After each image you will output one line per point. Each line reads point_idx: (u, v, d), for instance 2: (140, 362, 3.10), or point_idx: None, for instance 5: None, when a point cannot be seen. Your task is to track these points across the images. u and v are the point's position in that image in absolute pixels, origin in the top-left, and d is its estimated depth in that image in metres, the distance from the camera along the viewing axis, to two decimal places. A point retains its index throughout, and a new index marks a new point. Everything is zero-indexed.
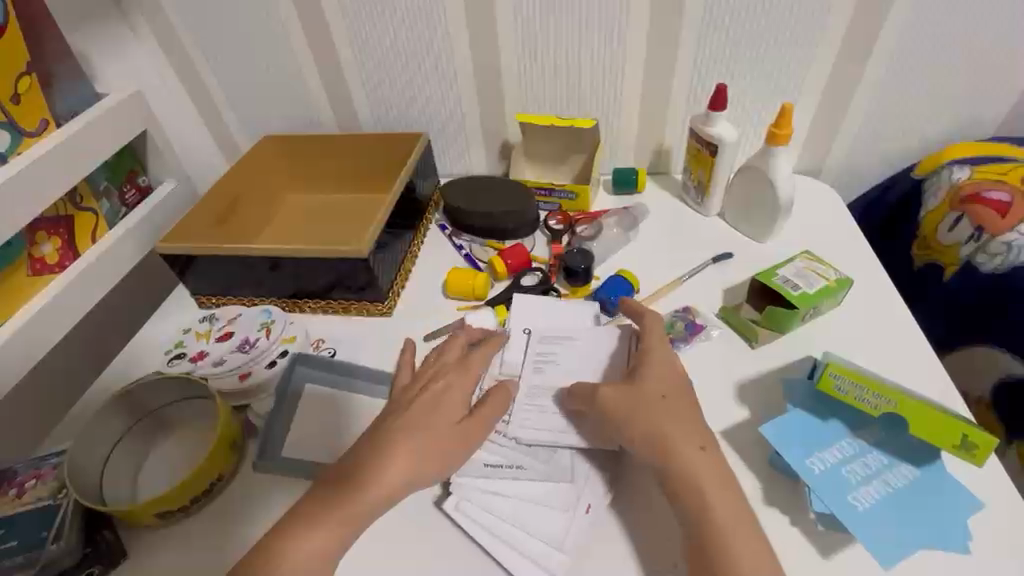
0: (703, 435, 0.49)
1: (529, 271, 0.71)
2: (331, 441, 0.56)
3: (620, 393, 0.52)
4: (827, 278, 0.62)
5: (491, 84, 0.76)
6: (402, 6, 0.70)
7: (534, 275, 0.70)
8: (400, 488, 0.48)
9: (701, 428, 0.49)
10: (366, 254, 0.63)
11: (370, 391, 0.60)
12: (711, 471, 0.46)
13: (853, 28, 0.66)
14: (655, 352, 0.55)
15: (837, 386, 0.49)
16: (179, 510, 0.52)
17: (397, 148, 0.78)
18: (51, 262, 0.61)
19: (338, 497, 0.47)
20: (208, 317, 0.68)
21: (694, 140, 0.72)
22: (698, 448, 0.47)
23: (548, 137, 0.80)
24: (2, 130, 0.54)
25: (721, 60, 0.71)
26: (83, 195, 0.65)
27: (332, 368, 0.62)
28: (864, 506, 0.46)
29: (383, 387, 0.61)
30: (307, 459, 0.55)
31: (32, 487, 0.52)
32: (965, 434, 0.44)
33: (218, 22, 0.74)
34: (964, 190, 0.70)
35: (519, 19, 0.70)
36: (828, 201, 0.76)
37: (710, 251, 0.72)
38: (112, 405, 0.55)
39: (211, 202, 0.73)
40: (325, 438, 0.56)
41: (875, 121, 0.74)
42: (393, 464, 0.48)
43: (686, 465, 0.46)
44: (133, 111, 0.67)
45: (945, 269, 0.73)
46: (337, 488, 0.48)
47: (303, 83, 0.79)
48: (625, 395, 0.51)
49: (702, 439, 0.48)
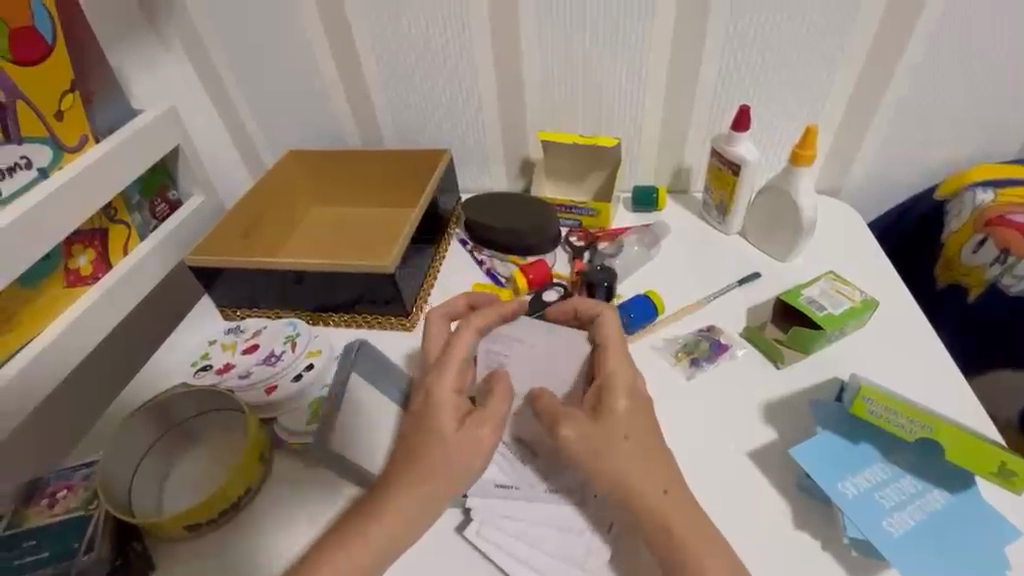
0: (668, 473, 0.48)
1: (550, 287, 0.69)
2: (357, 460, 0.54)
3: (582, 433, 0.49)
4: (853, 299, 0.62)
5: (514, 101, 0.78)
6: (427, 26, 0.72)
7: (556, 290, 0.69)
8: (412, 520, 0.47)
9: (654, 466, 0.48)
10: (393, 270, 0.64)
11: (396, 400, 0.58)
12: (683, 515, 0.46)
13: (876, 50, 0.67)
14: (613, 368, 0.51)
15: (869, 411, 0.48)
16: (207, 522, 0.52)
17: (420, 163, 0.79)
18: (85, 274, 0.63)
19: (349, 522, 0.47)
20: (234, 329, 0.69)
21: (715, 159, 0.73)
22: (662, 493, 0.47)
23: (570, 156, 0.80)
24: (44, 147, 0.56)
25: (743, 82, 0.72)
26: (116, 208, 0.67)
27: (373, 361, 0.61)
28: (898, 532, 0.45)
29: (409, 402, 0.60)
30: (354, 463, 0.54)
31: (64, 498, 0.53)
32: (1002, 461, 0.44)
33: (249, 39, 0.76)
34: (990, 212, 0.70)
35: (541, 39, 0.71)
36: (848, 219, 0.76)
37: (735, 274, 0.72)
38: (142, 417, 0.56)
39: (238, 214, 0.74)
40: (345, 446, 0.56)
41: (896, 142, 0.75)
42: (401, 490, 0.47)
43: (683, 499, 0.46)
44: (167, 127, 0.68)
45: (970, 289, 0.73)
46: (338, 529, 0.47)
47: (329, 98, 0.81)
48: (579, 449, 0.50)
49: (666, 481, 0.47)
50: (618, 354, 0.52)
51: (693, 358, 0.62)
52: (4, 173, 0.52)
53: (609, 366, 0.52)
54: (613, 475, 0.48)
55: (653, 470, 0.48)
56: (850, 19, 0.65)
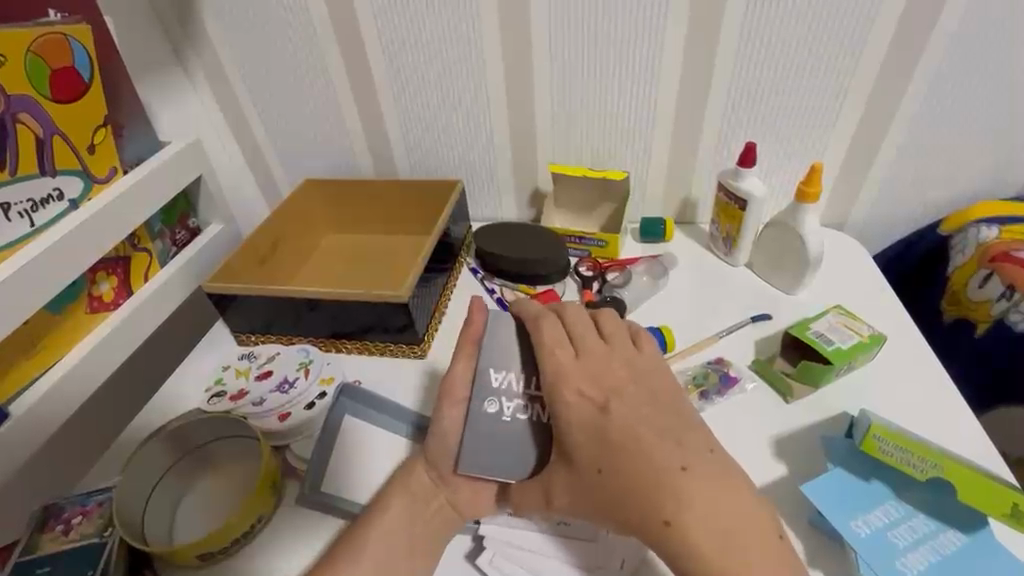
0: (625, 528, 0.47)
1: (516, 412, 0.53)
2: (337, 497, 0.56)
3: (580, 453, 0.47)
4: (860, 333, 0.62)
5: (526, 132, 0.80)
6: (441, 59, 0.75)
7: (514, 412, 0.54)
8: (416, 552, 0.51)
9: (661, 471, 0.43)
10: (406, 298, 0.65)
11: (391, 425, 0.62)
12: None
13: (878, 90, 0.69)
14: (563, 369, 0.52)
15: (880, 449, 0.49)
16: (220, 551, 0.52)
17: (433, 193, 0.81)
18: (106, 300, 0.65)
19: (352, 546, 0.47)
20: (248, 355, 0.71)
21: (722, 194, 0.75)
22: (661, 523, 0.42)
23: (580, 188, 0.82)
24: (76, 178, 0.59)
25: (749, 121, 0.74)
26: (139, 236, 0.68)
27: (357, 398, 0.62)
28: (912, 572, 0.45)
29: (405, 425, 0.62)
30: (340, 494, 0.56)
31: (79, 524, 0.53)
32: (1016, 502, 0.44)
33: (271, 71, 0.79)
34: (995, 248, 0.72)
35: (552, 75, 0.74)
36: (854, 253, 0.77)
37: (747, 310, 0.72)
38: (160, 442, 0.57)
39: (257, 241, 0.76)
40: (341, 478, 0.58)
41: (899, 178, 0.77)
42: (389, 515, 0.52)
43: (694, 539, 0.41)
44: (191, 158, 0.71)
45: (977, 323, 0.75)
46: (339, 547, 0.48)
47: (346, 128, 0.83)
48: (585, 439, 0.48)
49: (666, 510, 0.42)
50: (574, 360, 0.52)
51: (704, 391, 0.62)
52: (38, 205, 0.55)
53: (560, 368, 0.52)
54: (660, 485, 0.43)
55: (655, 496, 0.43)
56: (854, 58, 0.67)
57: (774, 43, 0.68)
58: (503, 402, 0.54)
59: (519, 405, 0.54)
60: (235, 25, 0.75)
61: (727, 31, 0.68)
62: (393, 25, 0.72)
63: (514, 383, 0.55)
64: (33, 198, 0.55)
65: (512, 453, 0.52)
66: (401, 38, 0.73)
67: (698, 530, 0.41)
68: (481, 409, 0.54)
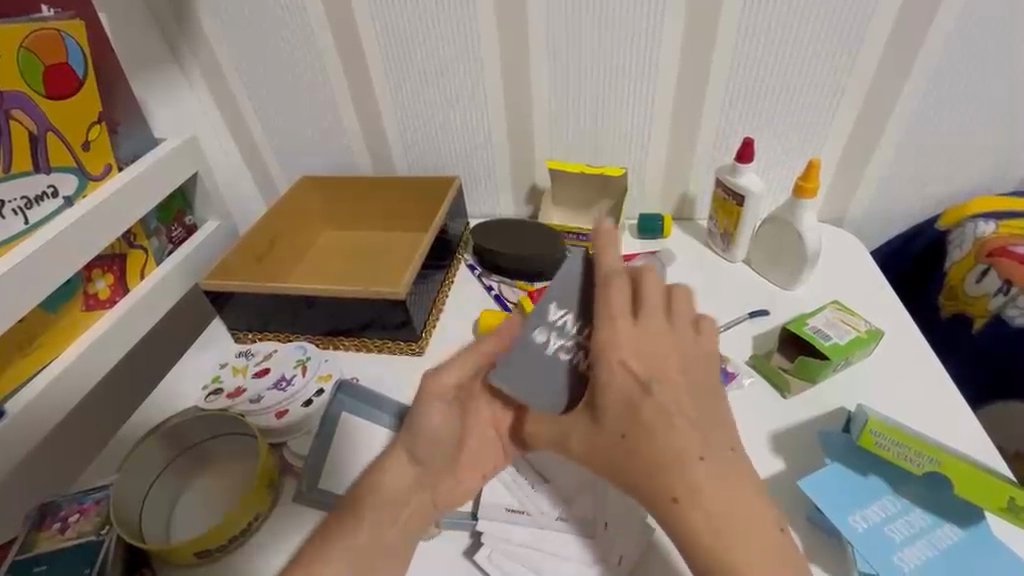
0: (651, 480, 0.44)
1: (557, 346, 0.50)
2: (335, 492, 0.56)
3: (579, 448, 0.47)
4: (858, 329, 0.62)
5: (523, 129, 0.80)
6: (439, 56, 0.74)
7: (557, 345, 0.50)
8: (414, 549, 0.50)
9: (660, 467, 0.43)
10: (404, 295, 0.65)
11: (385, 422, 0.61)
12: None
13: (876, 86, 0.69)
14: (618, 336, 0.47)
15: (877, 443, 0.49)
16: (218, 548, 0.52)
17: (431, 190, 0.81)
18: (103, 298, 0.64)
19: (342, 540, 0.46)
20: (245, 352, 0.70)
21: (720, 190, 0.75)
22: (670, 501, 0.42)
23: (577, 184, 0.82)
24: (70, 175, 0.58)
25: (747, 118, 0.74)
26: (135, 234, 0.68)
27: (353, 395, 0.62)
28: (909, 567, 0.45)
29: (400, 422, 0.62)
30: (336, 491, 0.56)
31: (76, 522, 0.53)
32: (1011, 495, 0.44)
33: (267, 69, 0.78)
34: (992, 243, 0.72)
35: (550, 71, 0.74)
36: (851, 248, 0.78)
37: (745, 306, 0.72)
38: (157, 440, 0.57)
39: (254, 240, 0.76)
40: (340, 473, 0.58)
41: (897, 175, 0.77)
42: None
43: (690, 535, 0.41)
44: (187, 155, 0.70)
45: (975, 319, 0.75)
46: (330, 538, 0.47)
47: (343, 126, 0.83)
48: (583, 436, 0.48)
49: (676, 489, 0.42)
50: (633, 330, 0.47)
51: None
52: (32, 202, 0.55)
53: (612, 335, 0.47)
54: (659, 481, 0.43)
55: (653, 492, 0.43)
56: (852, 54, 0.67)
57: (772, 39, 0.67)
58: (551, 336, 0.50)
59: (567, 345, 0.50)
60: (230, 22, 0.74)
61: (725, 27, 0.67)
62: (391, 22, 0.72)
63: (568, 322, 0.51)
64: (26, 195, 0.55)
65: (544, 391, 0.49)
66: (398, 36, 0.73)
67: (696, 527, 0.41)
68: (529, 334, 0.51)
